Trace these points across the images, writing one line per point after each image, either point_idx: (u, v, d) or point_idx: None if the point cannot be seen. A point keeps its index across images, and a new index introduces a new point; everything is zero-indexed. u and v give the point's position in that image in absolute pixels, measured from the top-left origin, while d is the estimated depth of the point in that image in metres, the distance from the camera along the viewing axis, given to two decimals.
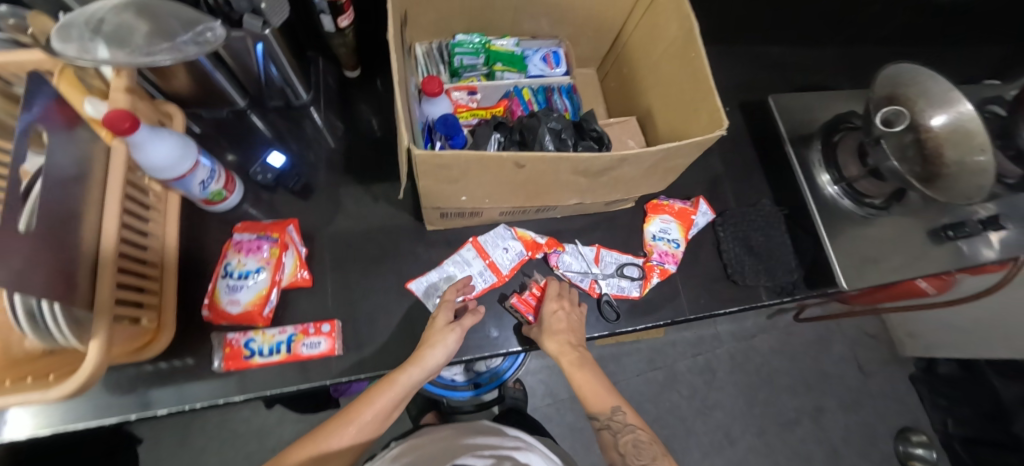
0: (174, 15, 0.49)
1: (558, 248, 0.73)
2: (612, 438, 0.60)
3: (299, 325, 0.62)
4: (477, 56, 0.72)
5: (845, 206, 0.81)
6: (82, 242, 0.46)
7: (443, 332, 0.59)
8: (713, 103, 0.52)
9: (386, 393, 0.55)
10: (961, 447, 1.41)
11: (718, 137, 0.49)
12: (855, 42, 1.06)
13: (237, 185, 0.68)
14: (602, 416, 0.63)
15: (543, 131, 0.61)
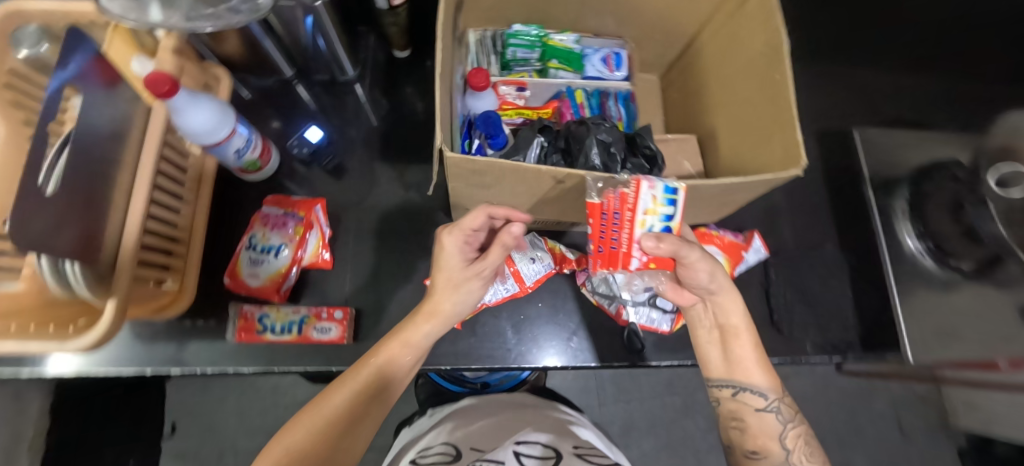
0: None
1: (588, 266, 0.68)
2: (773, 423, 0.53)
3: (315, 308, 0.61)
4: (532, 50, 0.66)
5: (926, 265, 0.71)
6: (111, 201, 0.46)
7: (454, 266, 0.50)
8: (793, 136, 0.45)
9: (384, 367, 0.49)
10: None
11: (793, 177, 0.41)
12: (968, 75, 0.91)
13: (273, 152, 0.66)
14: (747, 391, 0.54)
15: (591, 142, 0.55)
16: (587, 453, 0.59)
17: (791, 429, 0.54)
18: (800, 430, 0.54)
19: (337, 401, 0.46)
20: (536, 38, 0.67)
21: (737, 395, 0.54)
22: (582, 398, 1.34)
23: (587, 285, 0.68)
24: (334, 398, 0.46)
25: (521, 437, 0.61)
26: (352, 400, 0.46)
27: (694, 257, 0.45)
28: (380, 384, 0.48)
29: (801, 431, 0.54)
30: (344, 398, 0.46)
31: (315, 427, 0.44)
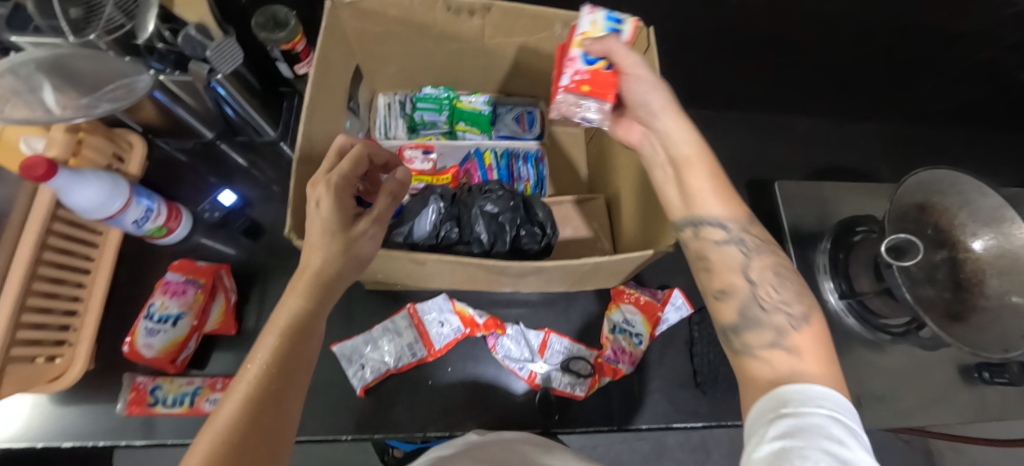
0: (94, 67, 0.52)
1: (499, 330, 0.67)
2: (737, 256, 0.43)
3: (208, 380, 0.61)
4: (439, 113, 0.68)
5: (850, 325, 0.68)
6: None
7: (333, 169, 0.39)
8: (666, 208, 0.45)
9: (278, 350, 0.35)
10: None
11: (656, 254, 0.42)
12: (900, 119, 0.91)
13: (184, 219, 0.68)
14: (709, 225, 0.43)
15: (478, 213, 0.56)
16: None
17: (758, 260, 0.43)
18: (771, 260, 0.43)
19: (221, 423, 0.30)
20: (444, 99, 0.68)
21: (699, 234, 0.43)
22: None
23: (498, 348, 0.66)
24: (222, 413, 0.31)
25: None
26: (253, 399, 0.32)
27: (632, 60, 0.46)
28: (282, 372, 0.34)
29: (771, 261, 0.43)
30: (238, 402, 0.32)
31: (215, 439, 0.29)
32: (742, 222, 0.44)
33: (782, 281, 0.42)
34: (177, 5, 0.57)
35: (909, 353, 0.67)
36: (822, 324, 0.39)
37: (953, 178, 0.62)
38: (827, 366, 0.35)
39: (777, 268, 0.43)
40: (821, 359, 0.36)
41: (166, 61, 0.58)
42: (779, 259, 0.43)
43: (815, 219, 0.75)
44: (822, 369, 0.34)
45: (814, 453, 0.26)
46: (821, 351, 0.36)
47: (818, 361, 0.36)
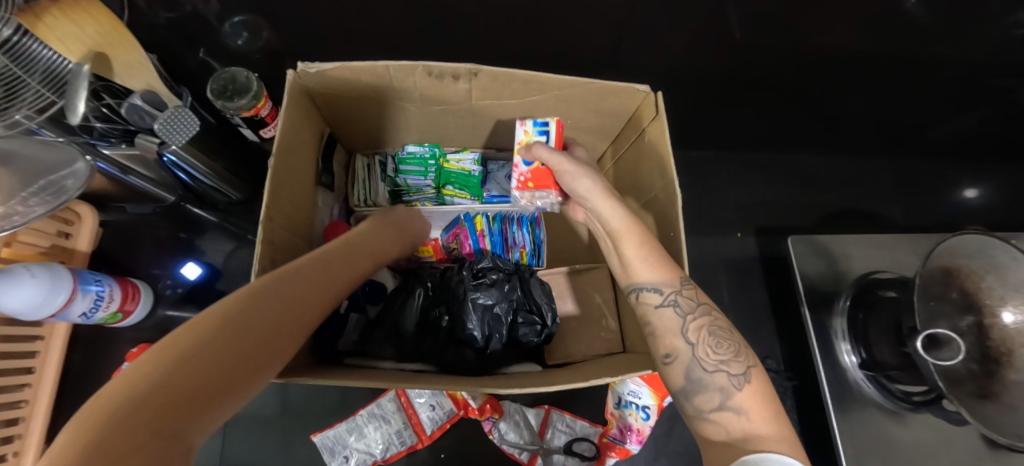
0: (24, 156, 0.45)
1: (494, 413, 0.61)
2: (673, 319, 0.37)
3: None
4: (424, 177, 0.59)
5: (868, 393, 0.65)
6: None
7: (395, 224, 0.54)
8: None
9: (254, 310, 0.29)
10: None
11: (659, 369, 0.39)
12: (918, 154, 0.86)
13: (143, 298, 0.62)
14: (641, 291, 0.39)
15: (470, 305, 0.51)
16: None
17: (696, 319, 0.37)
18: (707, 319, 0.37)
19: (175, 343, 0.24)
20: (428, 158, 0.59)
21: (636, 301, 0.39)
22: None
23: (494, 432, 0.61)
24: (177, 336, 0.24)
25: None
26: (215, 343, 0.25)
27: (557, 160, 0.47)
28: (249, 328, 0.28)
29: (708, 320, 0.37)
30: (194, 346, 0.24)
31: (169, 355, 0.23)
32: (682, 281, 0.39)
33: (732, 338, 0.36)
34: (117, 76, 0.47)
35: (929, 424, 0.63)
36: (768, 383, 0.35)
37: (979, 240, 0.57)
38: (776, 421, 0.32)
39: (723, 329, 0.37)
40: (778, 424, 0.32)
41: (107, 138, 0.51)
42: (716, 317, 0.38)
43: (829, 275, 0.70)
44: (775, 429, 0.31)
45: None
46: (775, 411, 0.33)
47: (771, 421, 0.32)
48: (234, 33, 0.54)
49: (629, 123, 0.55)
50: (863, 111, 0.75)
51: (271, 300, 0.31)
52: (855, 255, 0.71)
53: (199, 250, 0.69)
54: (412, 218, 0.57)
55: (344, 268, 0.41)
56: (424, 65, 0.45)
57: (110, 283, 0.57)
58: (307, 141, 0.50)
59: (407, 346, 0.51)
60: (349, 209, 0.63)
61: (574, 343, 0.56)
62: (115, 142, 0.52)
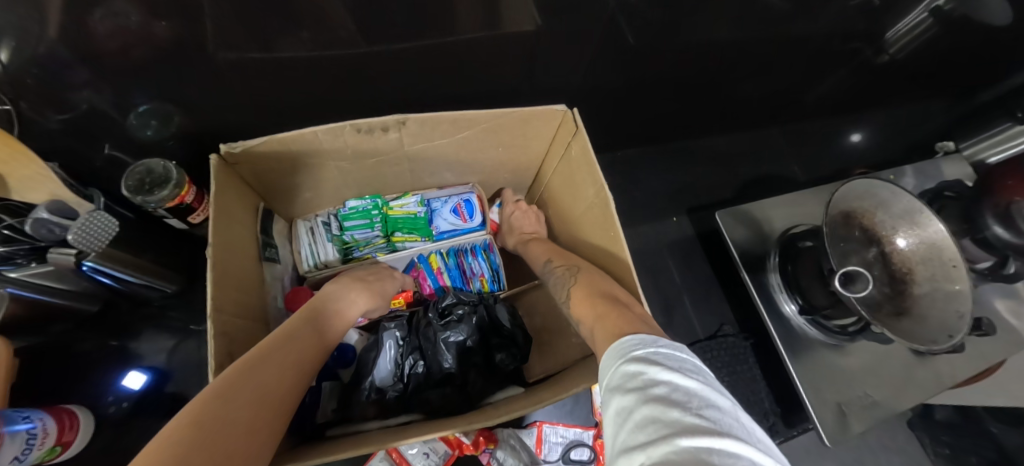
0: None
1: (489, 444, 0.61)
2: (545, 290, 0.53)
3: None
4: (371, 228, 0.62)
5: (813, 335, 0.72)
6: None
7: (374, 284, 0.53)
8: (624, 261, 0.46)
9: (224, 410, 0.29)
10: None
11: None
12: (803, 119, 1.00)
13: (82, 424, 0.56)
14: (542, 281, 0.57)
15: (442, 344, 0.51)
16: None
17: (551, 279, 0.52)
18: (552, 274, 0.51)
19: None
20: (372, 210, 0.62)
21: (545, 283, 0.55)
22: None
23: (493, 462, 0.61)
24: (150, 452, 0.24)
25: None
26: (197, 449, 0.25)
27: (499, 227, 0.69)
28: (221, 431, 0.27)
29: (556, 276, 0.51)
30: (172, 452, 0.24)
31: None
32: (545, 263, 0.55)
33: (566, 278, 0.48)
34: (13, 192, 0.45)
35: (865, 350, 0.71)
36: (589, 286, 0.43)
37: (867, 184, 0.68)
38: (592, 307, 0.39)
39: (561, 274, 0.49)
40: (597, 311, 0.38)
41: (12, 259, 0.47)
42: (559, 269, 0.51)
43: (757, 239, 0.78)
44: (592, 312, 0.38)
45: (620, 373, 0.27)
46: (593, 300, 0.40)
47: (587, 308, 0.39)
48: (142, 123, 0.52)
49: (554, 140, 0.59)
50: (751, 90, 0.86)
51: (235, 395, 0.31)
52: (774, 216, 0.80)
53: (142, 355, 0.64)
54: (394, 276, 0.57)
55: (311, 337, 0.41)
56: (352, 124, 0.47)
57: (42, 422, 0.51)
58: (241, 219, 0.49)
59: (387, 401, 0.50)
60: (300, 277, 0.62)
61: (549, 358, 0.57)
62: (23, 262, 0.48)
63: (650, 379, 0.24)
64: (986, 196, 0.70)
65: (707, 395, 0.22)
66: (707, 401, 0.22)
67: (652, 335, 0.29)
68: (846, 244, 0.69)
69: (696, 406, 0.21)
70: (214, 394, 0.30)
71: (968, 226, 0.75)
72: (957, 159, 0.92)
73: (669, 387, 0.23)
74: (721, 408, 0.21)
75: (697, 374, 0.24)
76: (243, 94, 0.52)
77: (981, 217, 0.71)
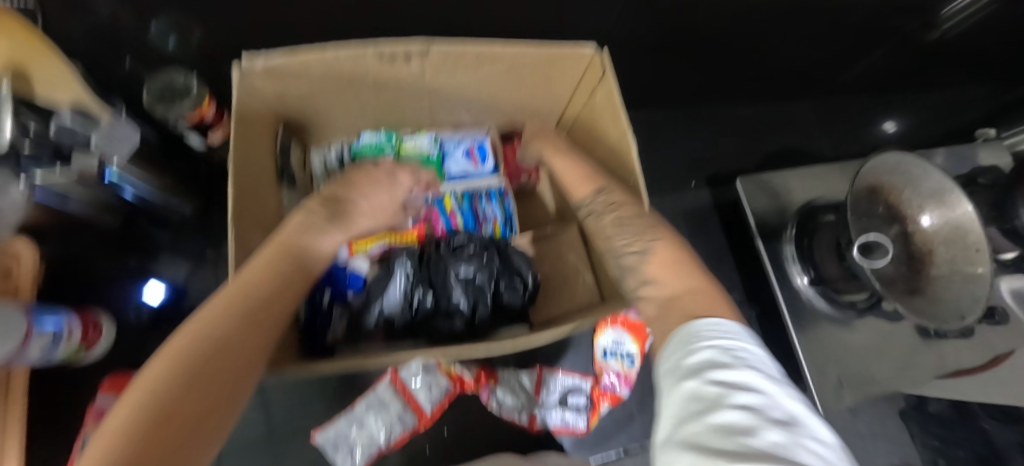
0: None
1: (491, 381, 0.63)
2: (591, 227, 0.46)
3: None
4: (383, 163, 0.61)
5: (821, 308, 0.71)
6: None
7: (380, 182, 0.49)
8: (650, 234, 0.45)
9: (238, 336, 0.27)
10: None
11: None
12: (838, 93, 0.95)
13: (104, 329, 0.59)
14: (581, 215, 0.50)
15: (453, 280, 0.53)
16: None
17: (609, 216, 0.45)
18: (615, 212, 0.44)
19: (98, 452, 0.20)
20: (385, 145, 0.61)
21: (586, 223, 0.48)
22: None
23: (492, 400, 0.63)
24: (152, 380, 0.23)
25: None
26: (198, 384, 0.24)
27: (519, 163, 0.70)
28: (229, 361, 0.26)
29: (618, 213, 0.44)
30: (166, 383, 0.23)
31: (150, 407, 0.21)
32: (594, 193, 0.48)
33: (643, 226, 0.41)
34: (38, 95, 0.44)
35: (873, 327, 0.71)
36: (677, 246, 0.39)
37: (899, 159, 0.65)
38: (683, 275, 0.35)
39: (631, 218, 0.43)
40: (686, 283, 0.34)
41: (40, 159, 0.48)
42: (625, 208, 0.44)
43: (777, 208, 0.76)
44: (681, 282, 0.35)
45: (706, 360, 0.24)
46: (680, 269, 0.36)
47: (673, 275, 0.36)
48: (164, 34, 0.51)
49: (579, 86, 0.58)
50: (789, 57, 0.81)
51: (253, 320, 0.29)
52: (798, 185, 0.78)
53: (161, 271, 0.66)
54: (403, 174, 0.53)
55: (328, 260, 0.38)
56: (374, 48, 0.45)
57: (68, 322, 0.54)
58: (256, 140, 0.49)
59: (394, 329, 0.52)
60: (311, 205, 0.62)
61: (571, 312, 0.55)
62: (48, 164, 0.49)
63: (742, 381, 0.21)
64: (1021, 184, 0.67)
65: (813, 427, 0.19)
66: (811, 432, 0.19)
67: (739, 330, 0.27)
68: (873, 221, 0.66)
69: (802, 432, 0.18)
70: (226, 304, 0.29)
71: (997, 215, 0.72)
72: (996, 147, 0.88)
73: (764, 401, 0.20)
74: (826, 443, 0.18)
75: (795, 397, 0.22)
76: (265, 11, 0.50)
77: (1013, 206, 0.69)
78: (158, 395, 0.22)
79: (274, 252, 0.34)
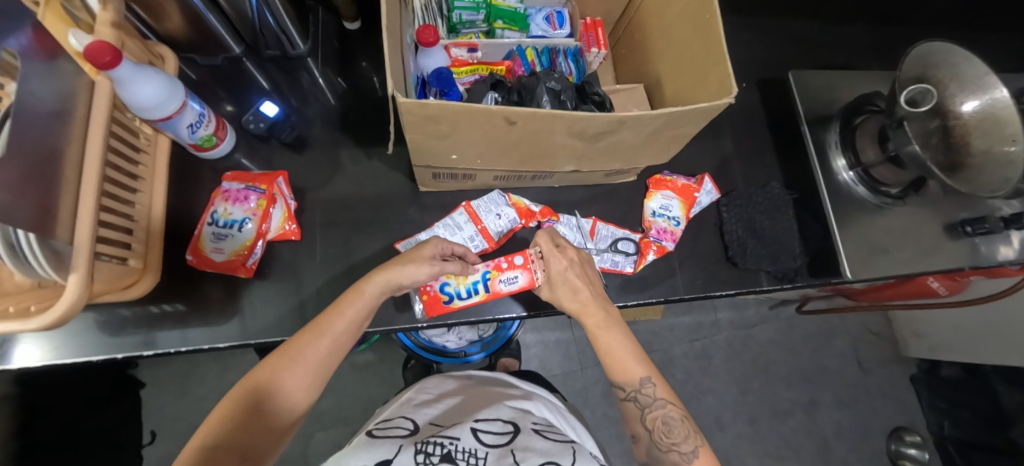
0: None
1: (553, 218, 0.71)
2: (516, 111, 0.44)
3: (456, 261, 0.61)
4: (477, 12, 0.67)
5: (860, 193, 0.78)
6: (68, 151, 0.47)
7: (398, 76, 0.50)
8: (725, 70, 0.50)
9: (220, 410, 0.46)
10: (950, 426, 1.51)
11: (724, 105, 0.47)
12: (900, 17, 0.96)
13: (228, 132, 0.68)
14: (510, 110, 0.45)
15: (543, 89, 0.57)
16: (547, 431, 0.55)
17: (523, 117, 0.45)
18: (526, 116, 0.44)
19: (226, 405, 0.47)
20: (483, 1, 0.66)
21: (511, 122, 0.46)
22: (566, 364, 1.46)
23: None
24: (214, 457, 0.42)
25: (483, 415, 0.54)
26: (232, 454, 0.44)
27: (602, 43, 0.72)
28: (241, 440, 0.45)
29: (512, 112, 0.44)
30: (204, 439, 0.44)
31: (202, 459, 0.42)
32: (509, 116, 0.44)
33: (549, 118, 0.45)
34: None
35: (904, 216, 0.78)
36: (618, 341, 0.59)
37: (945, 48, 0.69)
38: (636, 365, 0.57)
39: (535, 114, 0.44)
40: (637, 355, 0.58)
41: None
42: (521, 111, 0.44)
43: (826, 105, 0.84)
44: (638, 371, 0.57)
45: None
46: (636, 361, 0.58)
47: (628, 353, 0.58)
48: None
49: None
50: None
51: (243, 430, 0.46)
52: (845, 87, 0.85)
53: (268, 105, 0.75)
54: (546, 234, 0.62)
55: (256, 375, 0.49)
56: None
57: (206, 112, 0.62)
58: None
59: None
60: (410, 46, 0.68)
61: (567, 294, 0.60)
62: None
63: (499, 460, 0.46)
64: None
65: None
66: None
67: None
68: (920, 103, 0.69)
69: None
70: (221, 419, 0.45)
71: None
72: None
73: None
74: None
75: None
76: None
77: None
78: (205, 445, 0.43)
79: (215, 424, 0.45)
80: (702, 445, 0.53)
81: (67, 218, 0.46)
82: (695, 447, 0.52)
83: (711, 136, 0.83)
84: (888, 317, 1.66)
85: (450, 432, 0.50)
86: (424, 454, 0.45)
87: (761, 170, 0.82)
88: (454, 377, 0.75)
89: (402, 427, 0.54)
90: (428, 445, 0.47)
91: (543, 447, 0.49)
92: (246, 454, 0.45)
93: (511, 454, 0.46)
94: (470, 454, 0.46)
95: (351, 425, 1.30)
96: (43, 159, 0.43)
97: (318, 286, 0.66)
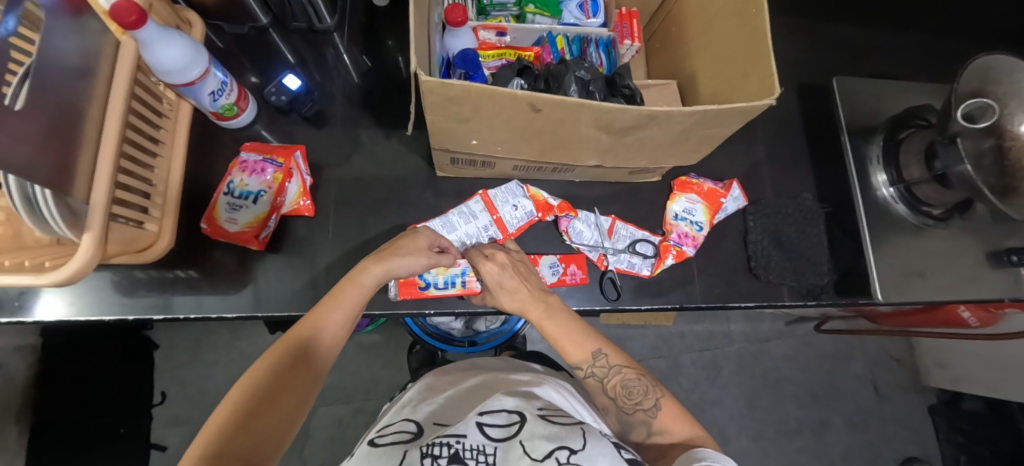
0: None
1: (571, 213, 0.69)
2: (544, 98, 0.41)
3: (448, 253, 0.62)
4: None
5: (898, 211, 0.74)
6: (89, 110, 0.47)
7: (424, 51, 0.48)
8: (767, 68, 0.47)
9: (229, 403, 0.43)
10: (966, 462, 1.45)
11: (765, 106, 0.43)
12: (959, 27, 0.90)
13: (250, 102, 0.67)
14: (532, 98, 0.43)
15: (571, 77, 0.55)
16: (554, 414, 0.51)
17: (550, 103, 0.42)
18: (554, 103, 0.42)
19: (228, 410, 0.42)
20: None
21: (537, 109, 0.44)
22: None
23: (570, 231, 0.69)
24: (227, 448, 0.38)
25: (486, 406, 0.52)
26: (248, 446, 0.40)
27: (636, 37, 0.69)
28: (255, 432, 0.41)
29: (542, 98, 0.41)
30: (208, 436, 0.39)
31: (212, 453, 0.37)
32: (535, 103, 0.42)
33: (578, 108, 0.43)
34: None
35: (944, 239, 0.73)
36: (565, 327, 0.60)
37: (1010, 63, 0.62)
38: (581, 347, 0.59)
39: (561, 102, 0.42)
40: (591, 340, 0.59)
41: None
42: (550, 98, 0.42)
43: (869, 116, 0.79)
44: (581, 353, 0.58)
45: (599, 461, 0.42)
46: (582, 343, 0.59)
47: (581, 344, 0.59)
48: None
49: None
50: None
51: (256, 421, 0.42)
52: (891, 97, 0.80)
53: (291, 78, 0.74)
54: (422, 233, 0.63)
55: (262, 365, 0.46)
56: None
57: (229, 81, 0.61)
58: None
59: None
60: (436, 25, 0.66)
61: (506, 294, 0.61)
62: None
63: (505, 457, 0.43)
64: None
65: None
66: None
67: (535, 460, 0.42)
68: (978, 119, 0.62)
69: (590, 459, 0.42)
70: (232, 411, 0.42)
71: None
72: None
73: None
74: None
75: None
76: None
77: None
78: (217, 435, 0.39)
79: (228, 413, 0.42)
80: (662, 397, 0.56)
81: (85, 177, 0.46)
82: (656, 400, 0.56)
83: (743, 140, 0.79)
84: (911, 343, 1.59)
85: (454, 429, 0.47)
86: (429, 457, 0.43)
87: (792, 180, 0.78)
88: (443, 371, 0.73)
89: (405, 431, 0.53)
90: (434, 447, 0.44)
91: (552, 432, 0.46)
92: (264, 444, 0.41)
93: (518, 446, 0.44)
94: (479, 451, 0.44)
95: (353, 403, 1.32)
96: (63, 118, 0.42)
97: (329, 265, 0.65)
